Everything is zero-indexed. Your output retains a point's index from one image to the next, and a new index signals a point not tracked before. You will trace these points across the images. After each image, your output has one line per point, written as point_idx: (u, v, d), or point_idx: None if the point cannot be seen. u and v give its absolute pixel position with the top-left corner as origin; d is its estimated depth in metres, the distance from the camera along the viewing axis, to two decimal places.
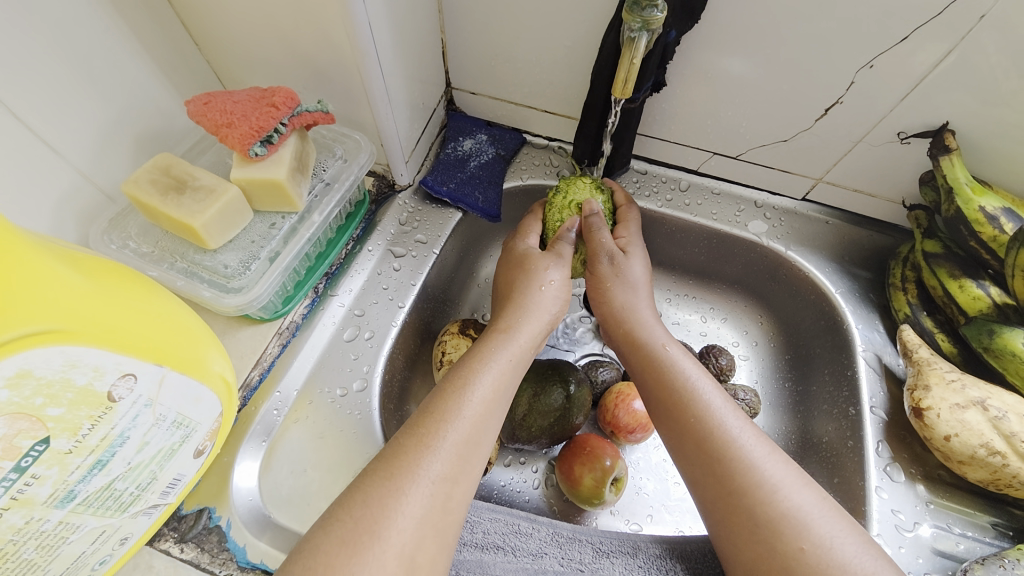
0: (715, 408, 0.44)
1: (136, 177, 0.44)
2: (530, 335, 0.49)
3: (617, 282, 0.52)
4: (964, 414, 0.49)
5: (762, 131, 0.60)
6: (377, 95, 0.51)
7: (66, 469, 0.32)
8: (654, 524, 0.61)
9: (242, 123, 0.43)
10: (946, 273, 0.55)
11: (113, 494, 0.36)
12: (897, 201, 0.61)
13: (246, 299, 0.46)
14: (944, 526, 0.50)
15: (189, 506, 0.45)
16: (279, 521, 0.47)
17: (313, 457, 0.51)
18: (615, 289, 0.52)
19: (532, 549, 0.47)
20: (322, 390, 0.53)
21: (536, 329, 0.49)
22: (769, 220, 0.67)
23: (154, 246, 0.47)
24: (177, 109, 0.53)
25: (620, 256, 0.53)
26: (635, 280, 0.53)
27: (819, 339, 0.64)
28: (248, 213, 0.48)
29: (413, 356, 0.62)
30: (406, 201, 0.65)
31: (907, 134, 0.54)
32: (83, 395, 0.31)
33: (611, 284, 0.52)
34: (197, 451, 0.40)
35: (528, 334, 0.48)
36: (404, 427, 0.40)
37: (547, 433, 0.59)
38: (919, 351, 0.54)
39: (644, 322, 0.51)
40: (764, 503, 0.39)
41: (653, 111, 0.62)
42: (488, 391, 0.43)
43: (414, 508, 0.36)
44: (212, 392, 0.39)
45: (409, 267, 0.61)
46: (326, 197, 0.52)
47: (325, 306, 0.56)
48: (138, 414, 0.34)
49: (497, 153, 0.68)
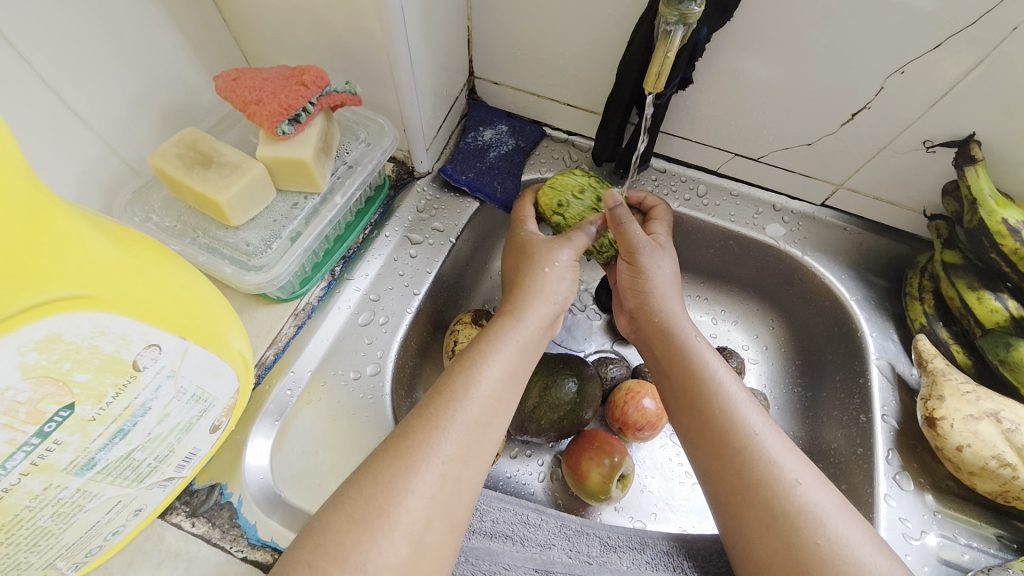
0: (739, 402, 0.45)
1: (163, 151, 0.44)
2: (538, 317, 0.48)
3: (655, 272, 0.53)
4: (978, 425, 0.49)
5: (785, 135, 0.60)
6: (403, 79, 0.51)
7: (87, 436, 0.32)
8: (657, 522, 0.62)
9: (271, 101, 0.43)
10: (966, 284, 0.55)
11: (131, 464, 0.36)
12: (918, 210, 0.61)
13: (266, 277, 0.46)
14: (950, 536, 0.50)
15: (201, 481, 0.45)
16: (290, 500, 0.47)
17: (324, 439, 0.51)
18: (653, 280, 0.53)
19: (540, 540, 0.47)
20: (336, 373, 0.53)
21: (544, 311, 0.49)
22: (787, 225, 0.66)
23: (176, 221, 0.47)
24: (202, 84, 0.53)
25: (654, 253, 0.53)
26: (666, 274, 0.53)
27: (831, 345, 0.64)
28: (271, 191, 0.47)
29: (426, 344, 0.62)
30: (424, 189, 0.64)
31: (934, 142, 0.54)
32: (109, 362, 0.31)
33: (648, 276, 0.53)
34: (214, 426, 0.40)
35: (538, 315, 0.48)
36: (413, 410, 0.40)
37: (556, 426, 0.59)
38: (935, 361, 0.54)
39: (674, 314, 0.51)
40: (783, 498, 0.40)
41: (677, 110, 0.62)
42: (499, 370, 0.43)
43: (424, 489, 0.36)
44: (231, 368, 0.39)
45: (425, 254, 0.61)
46: (348, 179, 0.52)
47: (341, 289, 0.56)
48: (160, 385, 0.34)
49: (516, 144, 0.68)
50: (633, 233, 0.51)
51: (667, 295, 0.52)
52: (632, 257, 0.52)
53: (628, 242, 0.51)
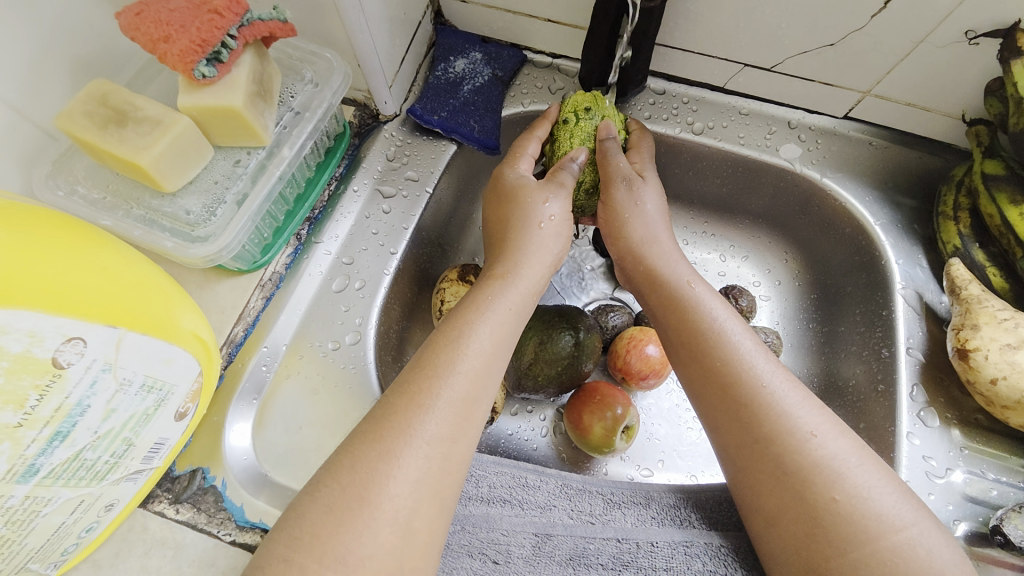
0: (744, 351, 0.41)
1: (69, 109, 0.38)
2: (530, 281, 0.44)
3: (634, 212, 0.48)
4: (1016, 355, 0.44)
5: (805, 35, 0.51)
6: (347, 2, 0.43)
7: (19, 444, 0.29)
8: (665, 470, 0.60)
9: (180, 37, 0.36)
10: (1007, 198, 0.49)
11: (85, 464, 0.33)
12: (957, 114, 0.53)
13: (214, 249, 0.41)
14: (977, 471, 0.47)
15: (182, 466, 0.43)
16: (277, 479, 0.44)
17: (308, 414, 0.48)
18: (631, 225, 0.48)
19: (540, 502, 0.45)
20: (314, 344, 0.50)
21: (538, 274, 0.45)
22: (804, 143, 0.59)
23: (105, 191, 0.42)
24: (116, 28, 0.45)
25: (639, 182, 0.48)
26: (650, 208, 0.49)
27: (851, 276, 0.59)
28: (208, 149, 0.41)
29: (411, 305, 0.58)
30: (393, 133, 0.58)
31: (976, 33, 0.46)
32: (21, 363, 0.27)
33: (637, 207, 0.48)
34: (179, 413, 0.38)
35: (530, 280, 0.44)
36: (393, 385, 0.37)
37: (554, 382, 0.56)
38: (969, 288, 0.48)
39: (665, 256, 0.47)
40: (795, 452, 0.37)
41: (675, 15, 0.53)
42: (487, 342, 0.39)
43: (413, 474, 0.33)
44: (186, 352, 0.36)
45: (401, 208, 0.55)
46: (296, 128, 0.46)
47: (309, 254, 0.51)
48: (97, 380, 0.31)
49: (493, 74, 0.60)
50: (616, 163, 0.47)
51: (659, 242, 0.48)
52: (607, 191, 0.48)
53: (608, 168, 0.48)
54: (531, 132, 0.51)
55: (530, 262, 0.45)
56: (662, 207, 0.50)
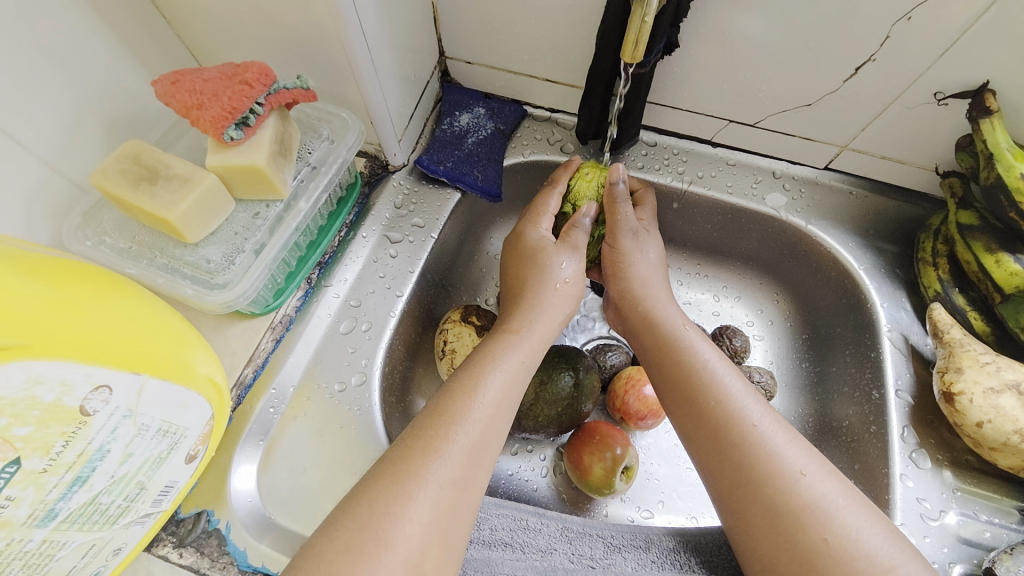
0: (734, 394, 0.43)
1: (104, 168, 0.41)
2: (543, 336, 0.46)
3: (639, 259, 0.51)
4: (999, 399, 0.45)
5: (784, 96, 0.55)
6: (363, 68, 0.47)
7: (43, 489, 0.30)
8: (665, 511, 0.60)
9: (213, 105, 0.40)
10: (982, 246, 0.51)
11: (98, 509, 0.34)
12: (930, 167, 0.56)
13: (231, 295, 0.44)
14: (971, 513, 0.48)
15: (187, 509, 0.44)
16: (280, 522, 0.45)
17: (313, 456, 0.48)
18: (633, 269, 0.51)
19: (541, 546, 0.45)
20: (320, 385, 0.51)
21: (548, 331, 0.47)
22: (788, 192, 0.62)
23: (132, 242, 0.44)
24: (149, 90, 0.49)
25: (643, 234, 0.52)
26: (652, 260, 0.52)
27: (840, 318, 0.61)
28: (230, 202, 0.44)
29: (415, 345, 0.59)
30: (401, 182, 0.61)
31: (945, 94, 0.49)
32: (51, 412, 0.29)
33: (642, 254, 0.52)
34: (190, 456, 0.39)
35: (541, 336, 0.46)
36: (409, 428, 0.38)
37: (555, 422, 0.57)
38: (951, 331, 0.50)
39: (659, 303, 0.50)
40: (785, 493, 0.38)
41: (664, 77, 0.57)
42: (500, 391, 0.41)
43: (417, 517, 0.34)
44: (200, 396, 0.37)
45: (407, 253, 0.58)
46: (313, 181, 0.49)
47: (319, 298, 0.54)
48: (118, 426, 0.32)
49: (496, 127, 0.64)
50: (623, 211, 0.51)
51: (656, 288, 0.51)
52: (615, 238, 0.51)
53: (617, 217, 0.51)
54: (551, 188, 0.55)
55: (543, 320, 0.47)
56: (662, 260, 0.54)
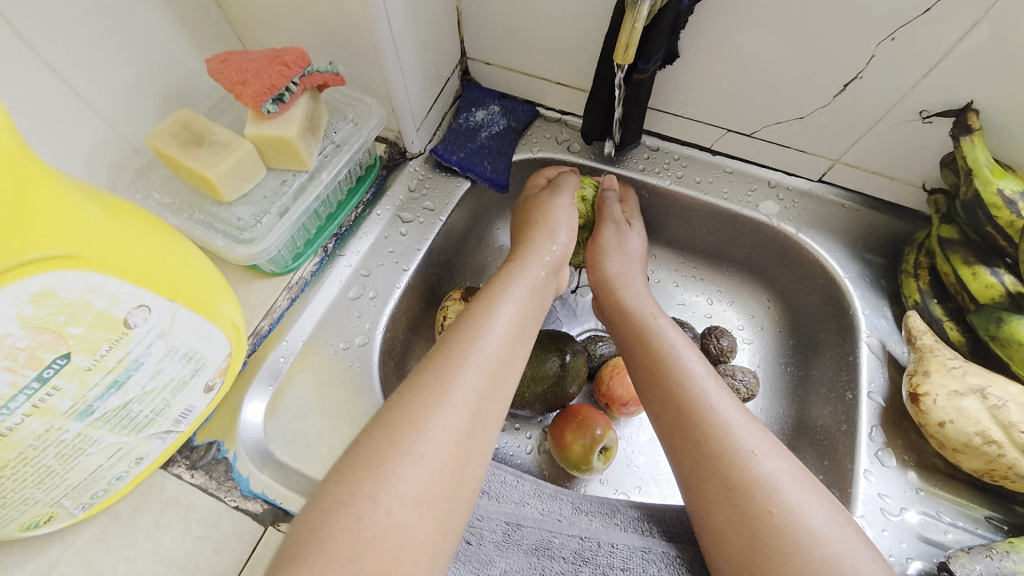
0: (696, 376, 0.46)
1: (159, 131, 0.47)
2: (532, 302, 0.50)
3: (618, 248, 0.58)
4: (962, 401, 0.47)
5: (777, 107, 0.58)
6: (388, 59, 0.53)
7: (84, 386, 0.35)
8: (641, 495, 0.63)
9: (255, 82, 0.46)
10: (960, 259, 0.53)
11: (127, 415, 0.39)
12: (917, 184, 0.59)
13: (255, 250, 0.49)
14: (933, 513, 0.49)
15: (201, 438, 0.49)
16: (279, 458, 0.50)
17: (315, 405, 0.53)
18: (609, 260, 0.57)
19: (515, 498, 0.50)
20: (326, 343, 0.56)
21: (536, 297, 0.51)
22: (781, 201, 0.65)
23: (175, 198, 0.50)
24: (201, 68, 0.55)
25: (625, 227, 0.59)
26: (633, 252, 0.58)
27: (824, 323, 0.63)
28: (261, 169, 0.50)
29: (417, 318, 0.64)
30: (416, 168, 0.66)
31: (930, 113, 0.52)
32: (101, 318, 0.34)
33: (625, 245, 0.58)
34: (207, 386, 0.44)
35: (530, 303, 0.50)
36: (402, 385, 0.42)
37: (540, 399, 0.60)
38: (923, 338, 0.52)
39: (634, 293, 0.55)
40: (737, 468, 0.41)
41: (666, 85, 0.61)
42: (498, 349, 0.45)
43: (423, 467, 0.38)
44: (222, 332, 0.42)
45: (416, 232, 0.63)
46: (336, 158, 0.54)
47: (333, 265, 0.59)
48: (152, 343, 0.38)
49: (508, 124, 0.69)
50: (613, 206, 0.59)
51: (631, 278, 0.56)
52: (600, 227, 0.58)
53: (607, 209, 0.59)
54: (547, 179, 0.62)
55: (530, 286, 0.51)
56: (641, 254, 0.60)
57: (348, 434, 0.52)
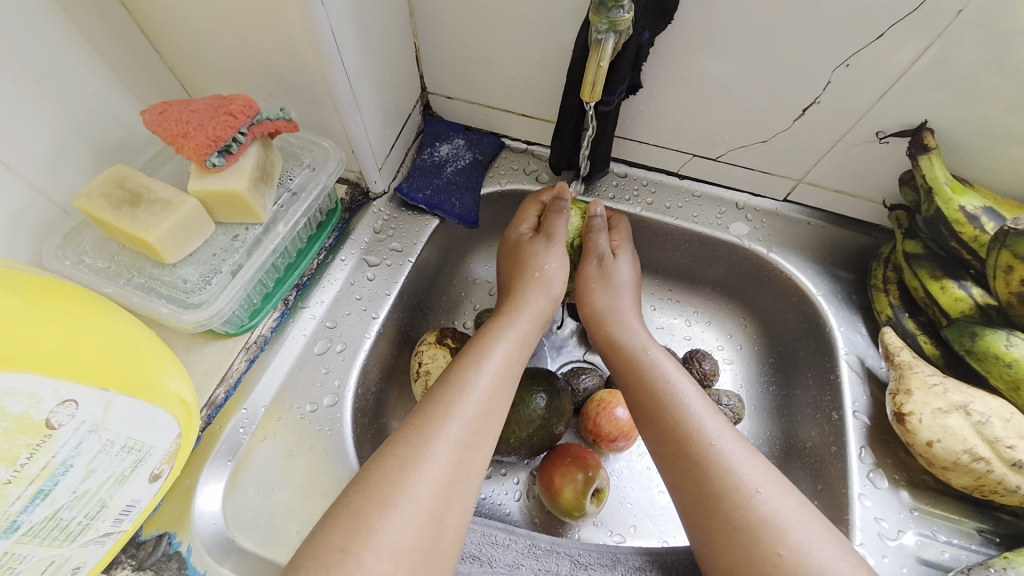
0: (693, 412, 0.45)
1: (89, 191, 0.42)
2: (516, 349, 0.48)
3: (606, 282, 0.56)
4: (947, 419, 0.48)
5: (740, 133, 0.59)
6: (344, 100, 0.50)
7: (4, 500, 0.31)
8: (637, 536, 0.60)
9: (197, 133, 0.42)
10: (928, 274, 0.54)
11: (59, 524, 0.34)
12: (878, 201, 0.60)
13: (206, 314, 0.45)
14: (929, 533, 0.49)
15: (149, 531, 0.44)
16: (244, 545, 0.45)
17: (281, 476, 0.49)
18: (596, 296, 0.55)
19: (508, 560, 0.47)
20: (292, 406, 0.51)
21: (520, 344, 0.49)
22: (750, 223, 0.66)
23: (110, 262, 0.46)
24: (137, 118, 0.51)
25: (610, 258, 0.56)
26: (621, 281, 0.56)
27: (802, 341, 0.64)
28: (209, 225, 0.46)
29: (390, 367, 0.60)
30: (380, 209, 0.63)
31: (885, 133, 0.53)
32: (18, 423, 0.30)
33: (614, 275, 0.56)
34: (154, 474, 0.39)
35: (515, 349, 0.48)
36: (385, 442, 0.39)
37: (527, 443, 0.57)
38: (901, 354, 0.53)
39: (627, 324, 0.54)
40: (741, 508, 0.39)
41: (630, 114, 0.61)
42: (481, 403, 0.42)
43: (403, 535, 0.34)
44: (168, 414, 0.38)
45: (384, 276, 0.60)
46: (292, 207, 0.51)
47: (295, 319, 0.55)
48: (82, 441, 0.33)
49: (474, 157, 0.67)
50: (598, 237, 0.57)
51: (624, 314, 0.55)
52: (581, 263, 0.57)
53: (591, 241, 0.57)
54: (536, 197, 0.60)
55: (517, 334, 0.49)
56: (634, 279, 0.57)
57: (320, 505, 0.48)
